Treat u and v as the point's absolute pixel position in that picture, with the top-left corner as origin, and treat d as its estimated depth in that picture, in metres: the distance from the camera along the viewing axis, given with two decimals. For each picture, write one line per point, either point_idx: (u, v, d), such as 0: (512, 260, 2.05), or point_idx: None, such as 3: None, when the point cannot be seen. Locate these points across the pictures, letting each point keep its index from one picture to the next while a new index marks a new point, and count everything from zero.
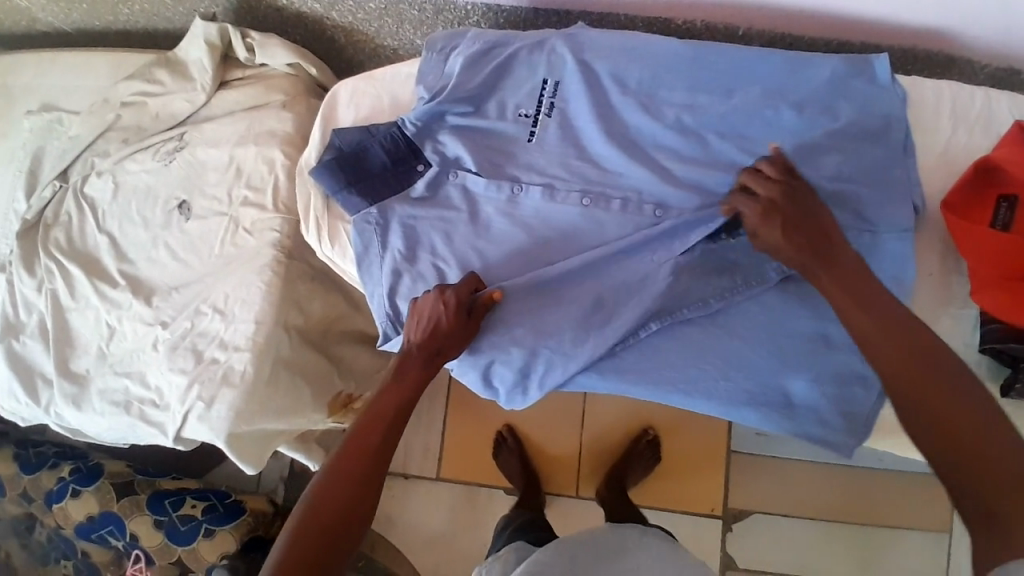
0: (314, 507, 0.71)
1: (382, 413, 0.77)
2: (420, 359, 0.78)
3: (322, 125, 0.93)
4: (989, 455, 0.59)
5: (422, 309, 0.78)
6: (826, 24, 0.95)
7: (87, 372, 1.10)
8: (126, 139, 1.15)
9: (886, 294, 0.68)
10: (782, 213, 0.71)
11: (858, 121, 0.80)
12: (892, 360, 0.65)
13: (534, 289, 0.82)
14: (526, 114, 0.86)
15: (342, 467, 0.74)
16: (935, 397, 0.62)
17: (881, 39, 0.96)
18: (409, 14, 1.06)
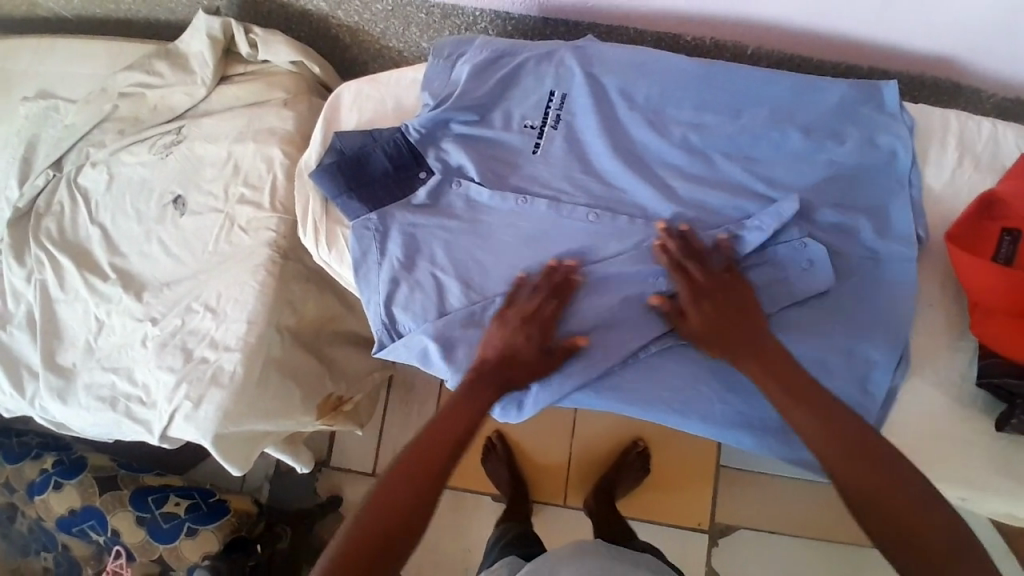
0: (371, 511, 0.71)
1: (448, 431, 0.75)
2: (491, 379, 0.76)
3: (323, 126, 0.90)
4: (922, 518, 0.64)
5: (512, 332, 0.77)
6: (834, 47, 0.95)
7: (74, 366, 1.09)
8: (123, 130, 1.13)
9: (797, 367, 0.72)
10: (707, 288, 0.75)
11: (864, 147, 0.80)
12: (819, 436, 0.68)
13: None
14: (531, 125, 0.85)
15: (403, 476, 0.72)
16: (863, 469, 0.66)
17: (888, 66, 0.96)
18: (417, 17, 1.05)
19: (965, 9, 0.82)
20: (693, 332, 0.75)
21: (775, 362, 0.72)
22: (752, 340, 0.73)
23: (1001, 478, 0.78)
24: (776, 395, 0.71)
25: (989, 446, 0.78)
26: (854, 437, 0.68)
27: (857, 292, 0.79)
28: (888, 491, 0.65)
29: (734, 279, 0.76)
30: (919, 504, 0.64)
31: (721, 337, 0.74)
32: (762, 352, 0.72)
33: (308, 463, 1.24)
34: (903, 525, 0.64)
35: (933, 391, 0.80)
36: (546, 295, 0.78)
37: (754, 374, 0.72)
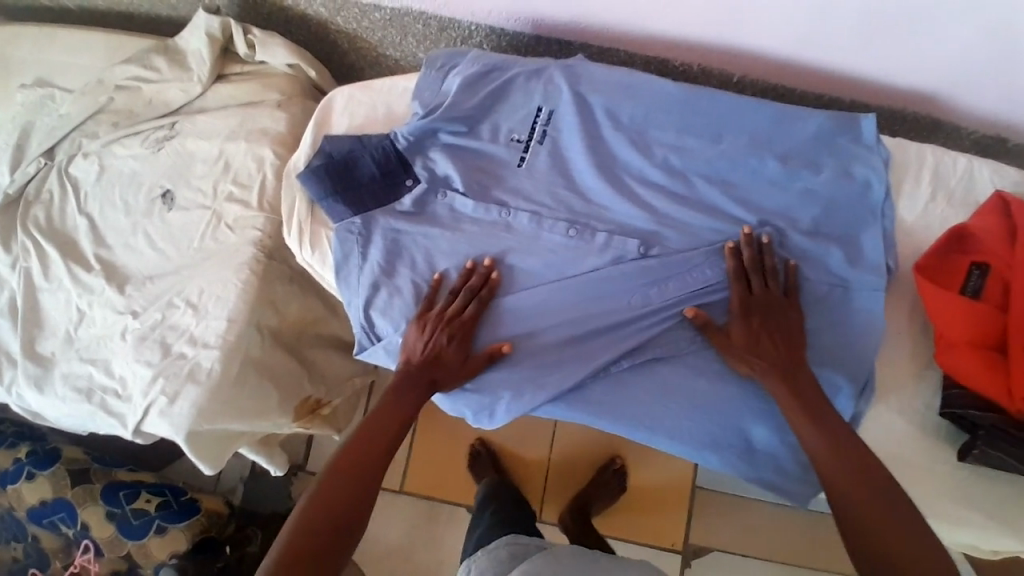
0: (312, 512, 0.73)
1: (380, 432, 0.80)
2: (417, 380, 0.80)
3: (314, 129, 0.90)
4: (901, 532, 0.66)
5: (432, 335, 0.80)
6: (819, 78, 0.97)
7: (53, 355, 1.09)
8: (117, 122, 1.14)
9: (819, 390, 0.75)
10: (757, 306, 0.78)
11: (839, 177, 0.82)
12: (822, 447, 0.72)
13: (534, 314, 0.82)
14: (518, 139, 0.87)
15: (341, 476, 0.76)
16: (858, 482, 0.69)
17: (870, 99, 0.99)
18: (414, 28, 1.07)
19: (944, 47, 0.85)
20: (730, 344, 0.78)
21: (797, 382, 0.75)
22: (784, 360, 0.76)
23: (961, 508, 0.79)
24: (792, 407, 0.74)
25: (950, 476, 0.80)
26: (854, 455, 0.71)
27: (824, 320, 0.81)
28: (873, 505, 0.68)
29: (789, 305, 0.78)
30: (885, 509, 0.67)
31: (760, 352, 0.76)
32: (794, 371, 0.75)
33: (281, 465, 1.23)
34: (869, 527, 0.67)
35: (899, 420, 0.81)
36: (465, 298, 0.81)
37: (784, 390, 0.75)
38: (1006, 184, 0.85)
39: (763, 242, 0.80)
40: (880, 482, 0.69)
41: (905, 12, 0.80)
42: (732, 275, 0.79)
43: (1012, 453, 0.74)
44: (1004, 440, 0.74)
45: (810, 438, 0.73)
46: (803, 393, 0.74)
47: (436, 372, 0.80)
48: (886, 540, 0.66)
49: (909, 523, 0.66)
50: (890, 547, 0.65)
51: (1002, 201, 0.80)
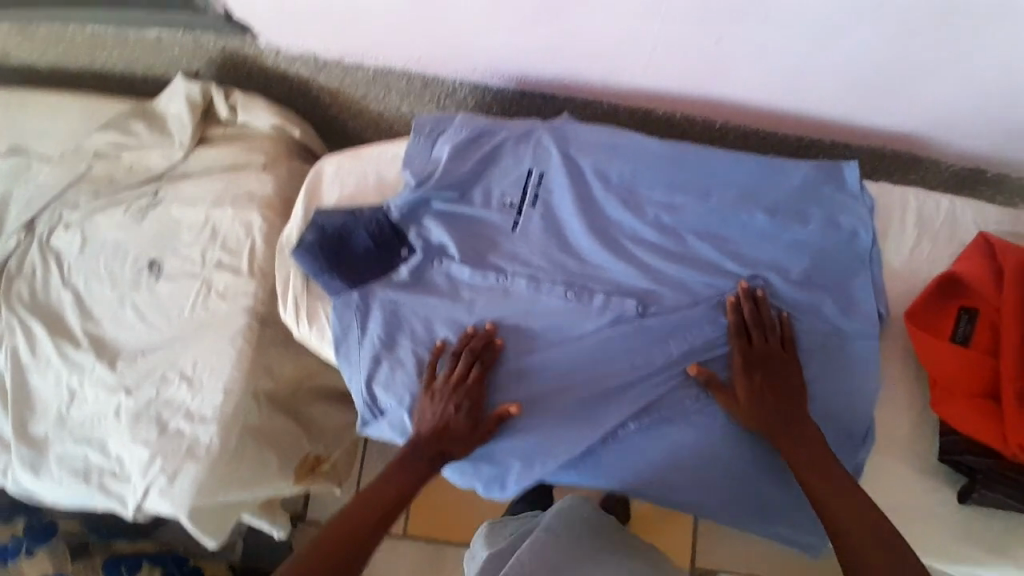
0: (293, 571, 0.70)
1: (379, 495, 0.78)
2: (425, 451, 0.79)
3: (304, 202, 0.90)
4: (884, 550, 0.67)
5: (441, 402, 0.79)
6: (799, 122, 0.99)
7: (47, 436, 1.08)
8: (97, 191, 1.13)
9: (813, 427, 0.76)
10: (757, 361, 0.78)
11: (828, 228, 0.83)
12: (811, 475, 0.74)
13: (537, 380, 0.82)
14: (510, 203, 0.87)
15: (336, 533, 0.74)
16: (846, 507, 0.71)
17: (851, 138, 1.00)
18: (398, 85, 1.07)
19: (923, 89, 0.88)
20: (734, 398, 0.78)
21: (795, 422, 0.76)
22: (786, 409, 0.76)
23: (965, 545, 0.81)
24: (783, 442, 0.76)
25: (952, 516, 0.82)
26: (841, 484, 0.73)
27: (823, 368, 0.81)
28: (858, 528, 0.69)
29: (789, 356, 0.79)
30: (876, 540, 0.68)
31: (763, 405, 0.77)
32: (791, 417, 0.76)
33: (284, 526, 1.22)
34: (866, 558, 0.67)
35: (897, 464, 0.83)
36: (472, 359, 0.80)
37: (784, 437, 0.76)
38: (987, 225, 0.88)
39: (758, 295, 0.80)
40: (866, 511, 0.70)
41: (881, 60, 0.84)
42: (732, 328, 0.80)
43: (1011, 494, 0.76)
44: (1001, 483, 0.77)
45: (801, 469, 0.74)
46: (796, 431, 0.76)
47: (444, 436, 0.79)
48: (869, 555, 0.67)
49: (892, 544, 0.67)
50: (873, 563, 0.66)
51: (989, 245, 0.82)
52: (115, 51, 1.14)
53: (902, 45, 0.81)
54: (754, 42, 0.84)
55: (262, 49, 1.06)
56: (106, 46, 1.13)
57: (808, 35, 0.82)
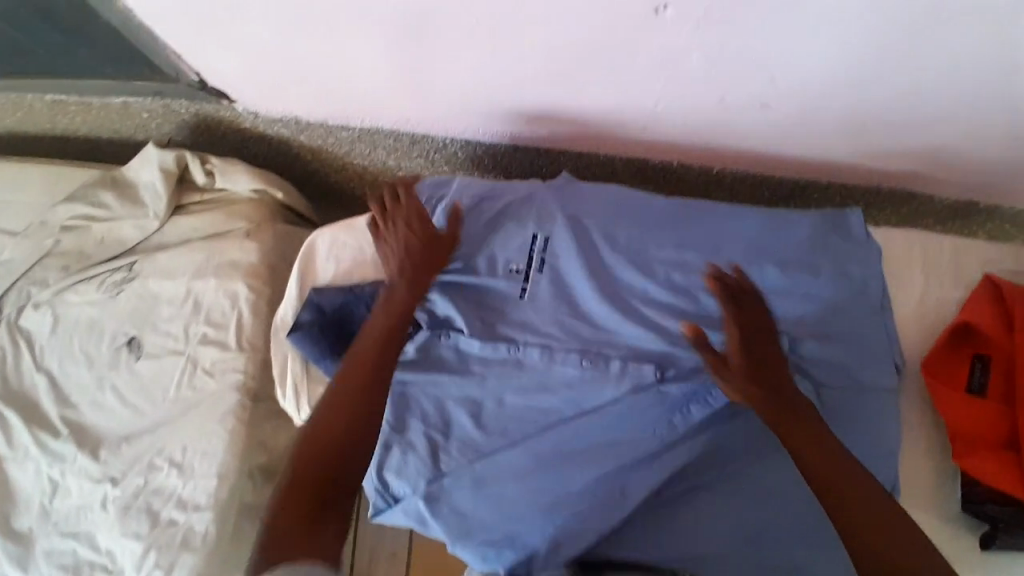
0: (292, 482, 0.69)
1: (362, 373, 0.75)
2: (404, 291, 0.79)
3: (298, 280, 0.86)
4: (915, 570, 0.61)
5: (394, 235, 0.82)
6: (795, 167, 0.98)
7: (32, 530, 1.00)
8: (67, 266, 1.06)
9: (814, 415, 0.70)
10: (743, 322, 0.74)
11: (841, 281, 0.82)
12: (831, 485, 0.65)
13: (556, 456, 0.78)
14: (517, 270, 0.84)
15: (324, 433, 0.72)
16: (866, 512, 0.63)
17: (849, 179, 0.99)
18: (385, 142, 1.03)
19: (922, 130, 0.87)
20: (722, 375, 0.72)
21: (797, 414, 0.69)
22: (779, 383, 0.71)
23: None
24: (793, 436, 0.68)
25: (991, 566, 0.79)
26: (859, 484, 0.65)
27: (852, 424, 0.78)
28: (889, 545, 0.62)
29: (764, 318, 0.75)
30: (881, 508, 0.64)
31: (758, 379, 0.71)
32: (788, 397, 0.70)
33: None
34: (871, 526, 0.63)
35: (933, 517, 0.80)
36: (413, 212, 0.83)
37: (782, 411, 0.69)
38: (990, 267, 0.88)
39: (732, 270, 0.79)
40: (867, 480, 0.65)
41: (875, 110, 0.84)
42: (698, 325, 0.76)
43: None
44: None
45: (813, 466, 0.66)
46: (796, 421, 0.69)
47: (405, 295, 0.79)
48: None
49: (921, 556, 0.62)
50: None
51: (998, 294, 0.83)
52: (79, 115, 1.08)
53: (890, 99, 0.82)
54: (749, 97, 0.84)
55: (240, 113, 1.01)
56: (69, 110, 1.07)
57: (803, 90, 0.82)
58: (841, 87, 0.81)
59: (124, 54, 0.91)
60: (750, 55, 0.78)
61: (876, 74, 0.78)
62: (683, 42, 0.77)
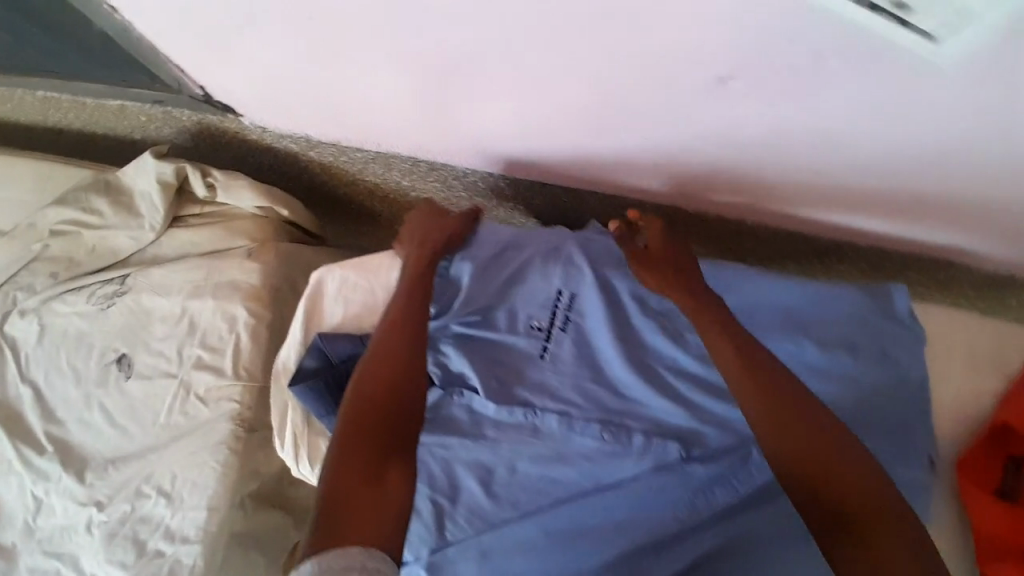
0: (344, 445, 0.65)
1: (389, 358, 0.72)
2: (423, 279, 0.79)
3: (303, 322, 0.80)
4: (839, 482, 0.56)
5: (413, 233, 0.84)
6: (842, 229, 0.86)
7: (15, 545, 0.95)
8: (55, 273, 0.99)
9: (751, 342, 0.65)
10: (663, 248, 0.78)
11: (880, 364, 0.77)
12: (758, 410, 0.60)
13: (568, 533, 0.73)
14: (539, 327, 0.79)
15: (359, 422, 0.67)
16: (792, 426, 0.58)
17: (906, 247, 0.86)
18: (400, 164, 0.97)
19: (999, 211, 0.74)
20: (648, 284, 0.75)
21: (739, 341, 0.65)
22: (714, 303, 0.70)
23: None
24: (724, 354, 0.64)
25: None
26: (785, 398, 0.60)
27: None
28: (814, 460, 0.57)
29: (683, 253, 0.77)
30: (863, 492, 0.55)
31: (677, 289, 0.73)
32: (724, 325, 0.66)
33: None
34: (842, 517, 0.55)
35: None
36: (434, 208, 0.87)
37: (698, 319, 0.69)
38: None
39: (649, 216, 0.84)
40: (841, 450, 0.57)
41: (934, 193, 0.74)
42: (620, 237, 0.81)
43: None
44: None
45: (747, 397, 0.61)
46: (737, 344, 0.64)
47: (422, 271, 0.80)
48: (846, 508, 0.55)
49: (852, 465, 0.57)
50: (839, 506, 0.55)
51: None
52: (74, 111, 1.04)
53: (977, 186, 0.71)
54: (811, 166, 0.75)
55: (246, 126, 0.97)
56: (65, 105, 1.03)
57: (874, 170, 0.72)
58: (924, 170, 0.70)
59: (122, 61, 0.88)
60: (822, 130, 0.68)
61: (969, 162, 0.67)
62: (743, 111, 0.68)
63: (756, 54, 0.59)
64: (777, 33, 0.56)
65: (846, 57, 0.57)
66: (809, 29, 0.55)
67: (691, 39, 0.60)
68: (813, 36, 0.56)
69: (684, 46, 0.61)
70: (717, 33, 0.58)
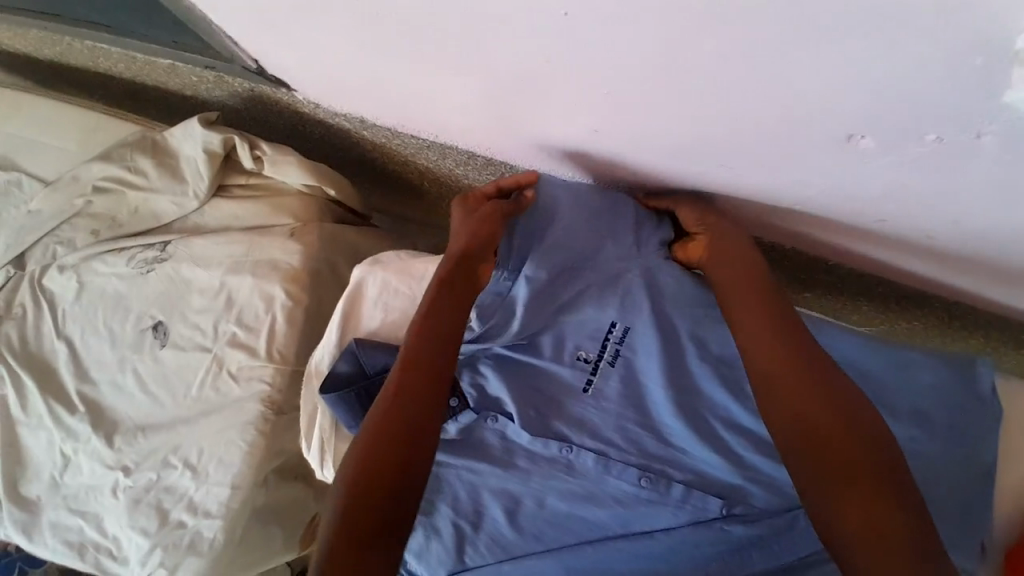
0: (362, 457, 0.63)
1: (421, 359, 0.68)
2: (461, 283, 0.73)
3: (340, 323, 0.78)
4: (852, 445, 0.55)
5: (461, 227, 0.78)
6: (936, 286, 0.78)
7: (39, 498, 0.97)
8: (96, 231, 0.98)
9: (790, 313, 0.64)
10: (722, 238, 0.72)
11: (952, 443, 0.71)
12: (775, 373, 0.60)
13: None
14: (585, 359, 0.74)
15: (380, 428, 0.64)
16: (808, 392, 0.58)
17: (1007, 312, 0.78)
18: (455, 155, 0.91)
19: None
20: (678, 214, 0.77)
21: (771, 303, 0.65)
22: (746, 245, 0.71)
23: None
24: (751, 323, 0.64)
25: None
26: (796, 359, 0.60)
27: None
28: (822, 420, 0.56)
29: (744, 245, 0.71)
30: (874, 467, 0.54)
31: (706, 216, 0.74)
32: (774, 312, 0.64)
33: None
34: (840, 479, 0.54)
35: None
36: (491, 185, 0.81)
37: (712, 267, 0.71)
38: None
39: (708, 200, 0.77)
40: (851, 410, 0.57)
41: None
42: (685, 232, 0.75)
43: None
44: None
45: (761, 363, 0.61)
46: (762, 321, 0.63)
47: (462, 268, 0.74)
48: (853, 472, 0.54)
49: (863, 429, 0.56)
50: (849, 472, 0.54)
51: None
52: (124, 64, 1.01)
53: None
54: (919, 226, 0.65)
55: (299, 100, 0.92)
56: (116, 58, 1.01)
57: (993, 241, 0.63)
58: None
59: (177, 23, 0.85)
60: (947, 201, 0.59)
61: None
62: (855, 172, 0.59)
63: (893, 118, 0.50)
64: (929, 106, 0.47)
65: (1007, 142, 0.48)
66: (967, 107, 0.46)
67: (818, 99, 0.50)
68: (973, 115, 0.46)
69: (807, 104, 0.51)
70: (851, 93, 0.49)
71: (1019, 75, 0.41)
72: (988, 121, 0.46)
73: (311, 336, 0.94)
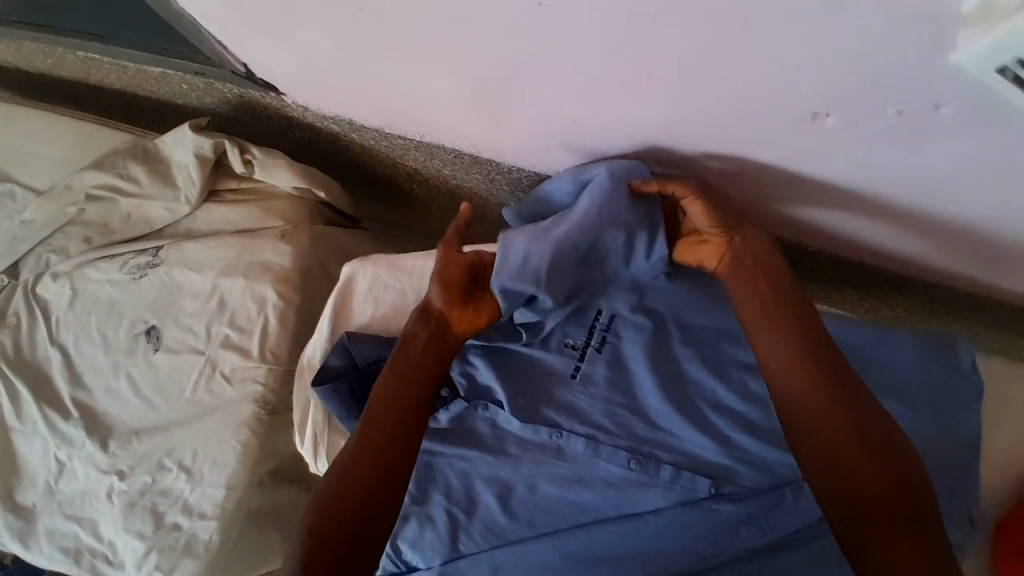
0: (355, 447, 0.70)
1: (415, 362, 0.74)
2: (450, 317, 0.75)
3: (331, 318, 0.79)
4: (892, 493, 0.55)
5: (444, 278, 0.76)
6: (918, 268, 0.80)
7: (34, 506, 0.98)
8: (89, 238, 0.99)
9: (820, 335, 0.64)
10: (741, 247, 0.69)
11: (933, 418, 0.72)
12: (811, 404, 0.59)
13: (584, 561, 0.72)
14: (573, 346, 0.76)
15: (373, 423, 0.71)
16: (847, 428, 0.58)
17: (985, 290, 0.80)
18: (442, 154, 0.92)
19: None
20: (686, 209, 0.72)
21: (800, 326, 0.64)
22: (767, 255, 0.69)
23: None
24: (774, 343, 0.63)
25: None
26: (831, 391, 0.59)
27: None
28: (862, 463, 0.56)
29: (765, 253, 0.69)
30: (909, 515, 0.54)
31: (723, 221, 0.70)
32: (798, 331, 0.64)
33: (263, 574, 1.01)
34: (875, 525, 0.54)
35: None
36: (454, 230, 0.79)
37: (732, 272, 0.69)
38: None
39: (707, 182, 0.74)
40: (890, 454, 0.57)
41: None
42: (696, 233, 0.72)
43: None
44: None
45: (796, 389, 0.60)
46: (791, 346, 0.63)
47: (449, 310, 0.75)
48: (892, 520, 0.54)
49: (899, 475, 0.56)
50: (890, 521, 0.54)
51: None
52: (116, 74, 1.03)
53: None
54: (897, 203, 0.67)
55: (287, 103, 0.94)
56: (108, 68, 1.03)
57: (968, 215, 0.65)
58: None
59: (166, 30, 0.87)
60: (923, 174, 0.60)
61: None
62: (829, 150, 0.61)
63: (857, 94, 0.52)
64: (889, 81, 0.50)
65: (964, 110, 0.50)
66: (924, 80, 0.48)
67: (784, 78, 0.53)
68: (931, 86, 0.49)
69: (776, 84, 0.54)
70: (815, 70, 0.51)
71: (964, 39, 0.43)
72: (942, 90, 0.49)
73: (303, 336, 0.95)
